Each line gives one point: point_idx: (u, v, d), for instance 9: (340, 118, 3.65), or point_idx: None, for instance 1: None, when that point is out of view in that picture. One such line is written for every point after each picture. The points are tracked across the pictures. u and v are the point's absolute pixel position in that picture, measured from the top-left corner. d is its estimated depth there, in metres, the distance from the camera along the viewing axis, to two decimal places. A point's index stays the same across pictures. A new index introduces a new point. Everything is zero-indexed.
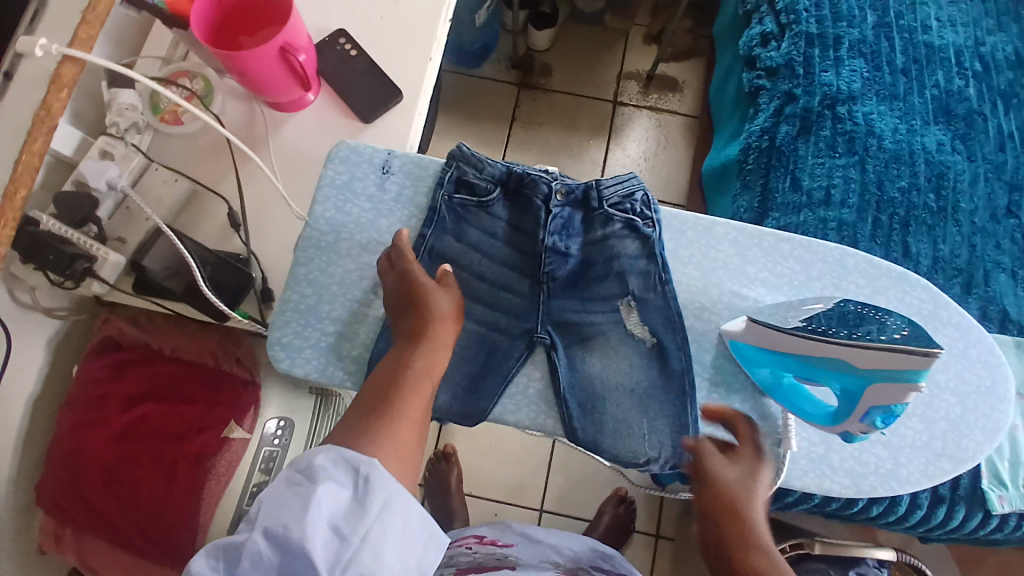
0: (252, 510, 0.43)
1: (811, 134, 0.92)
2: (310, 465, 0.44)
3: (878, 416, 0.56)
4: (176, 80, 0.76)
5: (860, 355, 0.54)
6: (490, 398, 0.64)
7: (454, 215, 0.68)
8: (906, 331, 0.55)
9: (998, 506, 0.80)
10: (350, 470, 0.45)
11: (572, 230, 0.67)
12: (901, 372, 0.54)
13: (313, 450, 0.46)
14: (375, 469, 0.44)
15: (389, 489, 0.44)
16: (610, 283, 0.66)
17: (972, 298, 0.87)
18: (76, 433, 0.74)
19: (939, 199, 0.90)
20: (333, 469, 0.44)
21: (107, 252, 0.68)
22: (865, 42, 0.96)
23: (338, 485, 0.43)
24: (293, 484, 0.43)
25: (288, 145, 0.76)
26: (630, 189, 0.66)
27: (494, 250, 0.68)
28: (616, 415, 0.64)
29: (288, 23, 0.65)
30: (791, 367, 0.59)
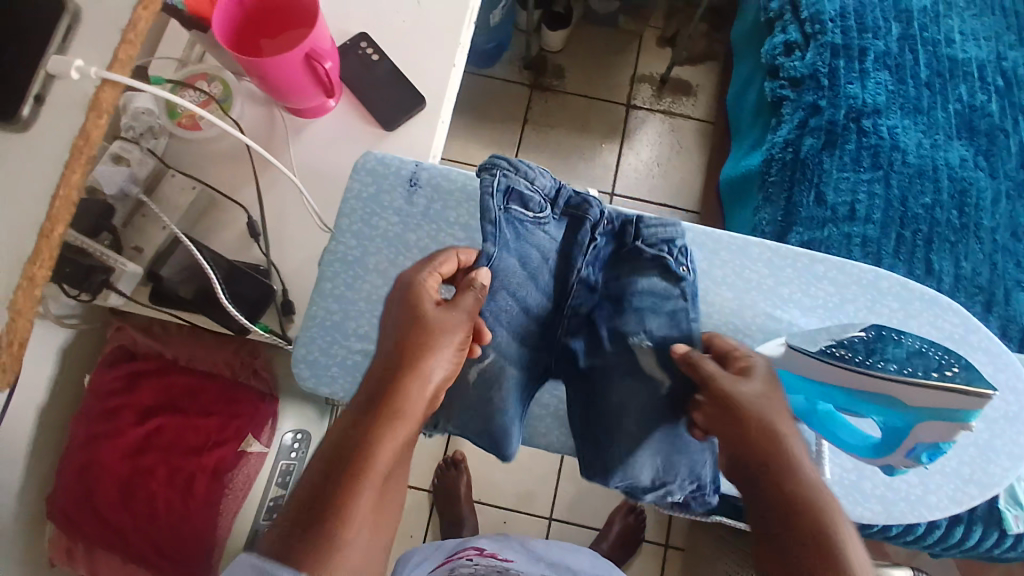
0: None
1: (837, 148, 0.91)
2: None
3: (924, 452, 0.57)
4: (193, 84, 0.74)
5: (910, 392, 0.54)
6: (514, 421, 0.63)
7: (512, 230, 0.64)
8: (957, 368, 0.54)
9: (1015, 525, 0.80)
10: None
11: (600, 261, 0.68)
12: (951, 411, 0.53)
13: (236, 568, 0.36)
14: None
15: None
16: (631, 320, 0.65)
17: (992, 317, 0.87)
18: (90, 445, 0.74)
19: (961, 216, 0.89)
20: None
21: (125, 263, 0.67)
22: (889, 54, 0.95)
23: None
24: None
25: (309, 152, 0.74)
26: (673, 234, 0.65)
27: (538, 273, 0.66)
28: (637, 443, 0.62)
29: (313, 30, 0.63)
30: (834, 397, 0.59)
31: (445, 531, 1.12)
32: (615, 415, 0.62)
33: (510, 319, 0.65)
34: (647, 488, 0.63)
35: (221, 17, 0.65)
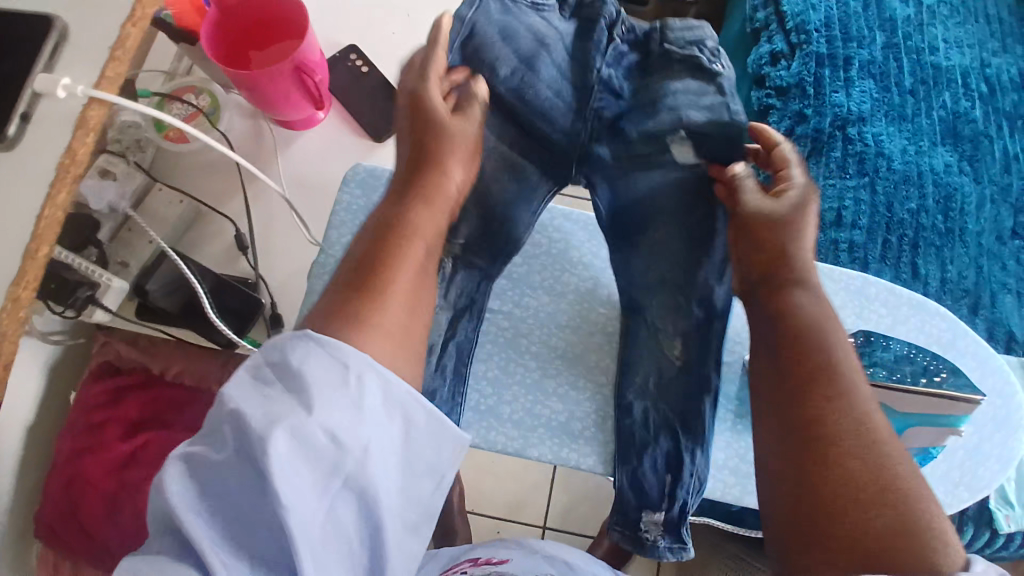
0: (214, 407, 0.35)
1: (822, 156, 0.92)
2: (287, 366, 0.35)
3: None
4: (182, 96, 0.73)
5: (913, 399, 0.61)
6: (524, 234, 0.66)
7: (503, 6, 0.59)
8: (944, 374, 0.65)
9: (1006, 526, 0.81)
10: (334, 363, 0.35)
11: (623, 63, 0.62)
12: (946, 417, 0.62)
13: (290, 340, 0.36)
14: (367, 368, 0.36)
15: (380, 394, 0.36)
16: (663, 116, 0.60)
17: (979, 320, 0.88)
18: (77, 459, 0.73)
19: (947, 221, 0.90)
20: (314, 365, 0.35)
21: (110, 278, 0.66)
22: (874, 62, 0.96)
23: (326, 393, 0.34)
24: (266, 385, 0.35)
25: (299, 164, 0.74)
26: (698, 35, 0.62)
27: (546, 67, 0.60)
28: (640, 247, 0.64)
29: (303, 43, 0.63)
30: None
31: (437, 541, 1.11)
32: (640, 208, 0.64)
33: (556, 102, 0.61)
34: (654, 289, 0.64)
35: (207, 32, 0.65)
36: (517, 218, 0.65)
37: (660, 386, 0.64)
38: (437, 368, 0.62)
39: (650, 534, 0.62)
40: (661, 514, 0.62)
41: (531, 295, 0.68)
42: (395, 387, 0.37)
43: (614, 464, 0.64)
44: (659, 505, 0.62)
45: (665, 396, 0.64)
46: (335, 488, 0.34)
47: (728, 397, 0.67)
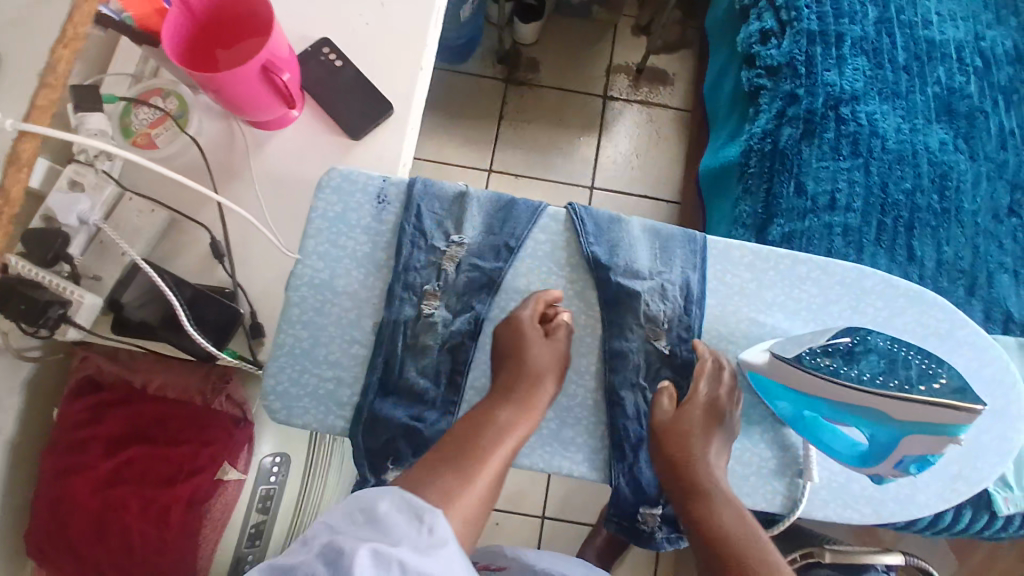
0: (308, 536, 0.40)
1: (815, 138, 0.89)
2: (374, 511, 0.41)
3: (913, 464, 0.55)
4: (148, 100, 0.70)
5: (895, 407, 0.53)
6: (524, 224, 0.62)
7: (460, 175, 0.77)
8: (944, 378, 0.54)
9: (1004, 508, 0.81)
10: (414, 516, 0.41)
11: None
12: (941, 425, 0.52)
13: (379, 490, 0.43)
14: (439, 522, 0.41)
15: (446, 554, 0.40)
16: None
17: (976, 302, 0.86)
18: (60, 480, 0.70)
19: (942, 201, 0.88)
20: (397, 514, 0.41)
21: (82, 295, 0.64)
22: (866, 39, 0.93)
23: (404, 536, 0.40)
24: (354, 522, 0.41)
25: (271, 164, 0.70)
26: None
27: None
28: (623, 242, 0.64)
29: (269, 39, 0.60)
30: (816, 407, 0.58)
31: None
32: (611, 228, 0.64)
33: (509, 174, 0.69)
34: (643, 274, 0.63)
35: (172, 32, 0.62)
36: (515, 214, 0.63)
37: (650, 377, 0.62)
38: (427, 373, 0.59)
39: (647, 525, 0.61)
40: (659, 509, 0.61)
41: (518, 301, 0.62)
42: (454, 550, 0.41)
43: (608, 467, 0.61)
44: (657, 500, 0.61)
45: (654, 387, 0.62)
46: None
47: None
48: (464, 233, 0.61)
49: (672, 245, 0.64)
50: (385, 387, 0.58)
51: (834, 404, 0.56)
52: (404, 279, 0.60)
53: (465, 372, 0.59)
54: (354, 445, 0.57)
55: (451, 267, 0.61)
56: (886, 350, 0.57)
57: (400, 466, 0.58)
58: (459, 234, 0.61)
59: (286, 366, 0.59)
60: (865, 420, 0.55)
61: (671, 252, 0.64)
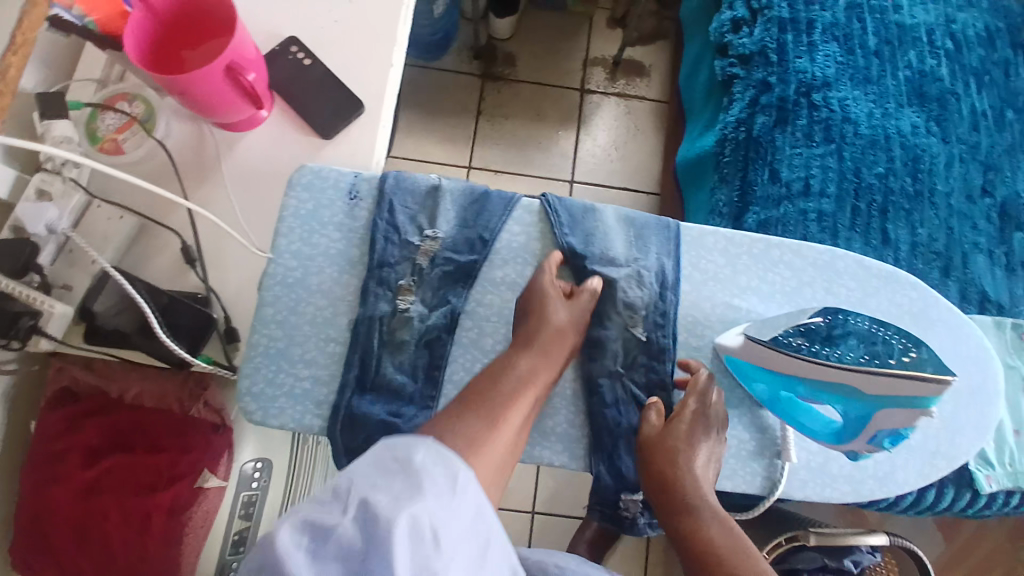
0: (338, 480, 0.39)
1: (788, 124, 0.90)
2: (408, 463, 0.40)
3: (886, 437, 0.57)
4: (114, 105, 0.69)
5: (869, 382, 0.55)
6: (499, 217, 0.62)
7: None
8: (914, 352, 0.56)
9: (986, 485, 0.82)
10: (447, 475, 0.41)
11: None
12: (912, 399, 0.54)
13: (411, 441, 0.42)
14: (470, 483, 0.42)
15: (473, 511, 0.41)
16: None
17: (951, 282, 0.87)
18: (39, 492, 0.69)
19: (916, 183, 0.89)
20: (432, 470, 0.40)
21: (53, 305, 0.63)
22: (837, 25, 0.94)
23: (438, 491, 0.39)
24: (386, 473, 0.40)
25: (242, 164, 0.70)
26: None
27: None
28: (599, 232, 0.64)
29: (234, 39, 0.60)
30: (792, 388, 0.58)
31: None
32: (587, 220, 0.64)
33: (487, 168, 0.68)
34: (618, 263, 0.63)
35: (135, 34, 0.61)
36: (489, 207, 0.63)
37: (627, 364, 0.62)
38: (403, 369, 0.58)
39: (630, 512, 0.62)
40: (641, 495, 0.61)
41: (494, 293, 0.61)
42: (482, 515, 0.41)
43: (590, 456, 0.61)
44: (638, 487, 0.61)
45: (633, 375, 0.62)
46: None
47: None
48: (438, 228, 0.61)
49: (651, 235, 0.64)
50: (363, 384, 0.58)
51: (811, 383, 0.57)
52: (378, 275, 0.59)
53: (443, 367, 0.59)
54: (332, 444, 0.57)
55: (426, 262, 0.60)
56: (862, 330, 0.58)
57: None
58: (434, 228, 0.61)
59: (261, 366, 0.58)
60: (842, 397, 0.57)
61: (647, 241, 0.64)
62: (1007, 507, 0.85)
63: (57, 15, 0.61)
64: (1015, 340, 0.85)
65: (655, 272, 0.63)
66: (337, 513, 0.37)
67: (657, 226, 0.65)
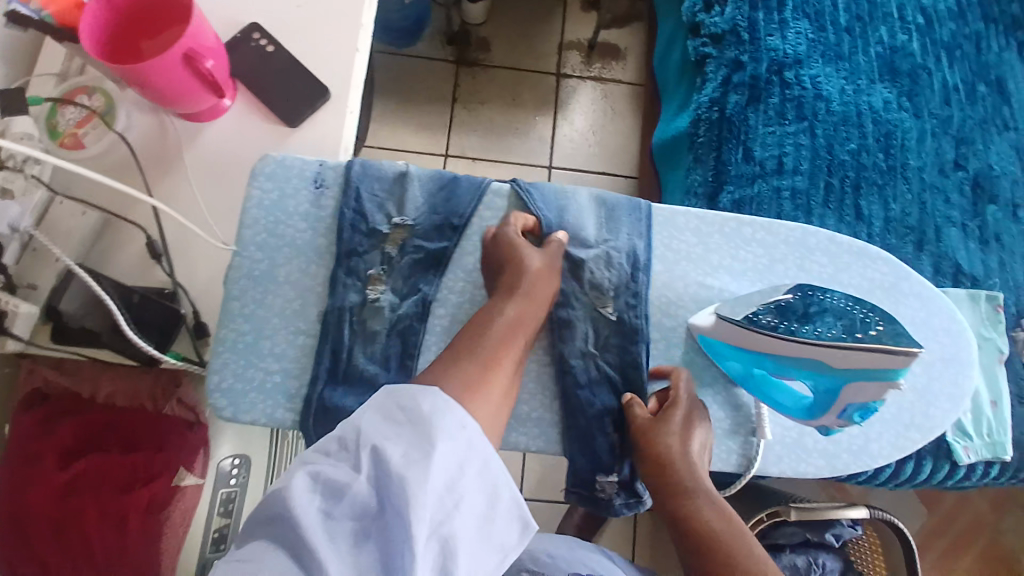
0: (351, 430, 0.40)
1: (761, 103, 0.89)
2: (416, 414, 0.41)
3: (856, 412, 0.57)
4: (73, 99, 0.68)
5: (837, 356, 0.54)
6: (470, 202, 0.62)
7: None
8: (882, 326, 0.55)
9: (964, 457, 0.83)
10: (454, 425, 0.41)
11: None
12: (880, 371, 0.54)
13: (417, 391, 0.41)
14: (476, 432, 0.42)
15: (484, 454, 0.41)
16: None
17: (925, 256, 0.88)
18: (10, 496, 0.67)
19: (888, 158, 0.90)
20: (439, 421, 0.41)
21: (19, 304, 0.61)
22: (808, 2, 0.94)
23: (447, 440, 0.40)
24: (395, 424, 0.40)
25: (206, 156, 0.69)
26: None
27: None
28: (571, 214, 0.63)
29: (189, 26, 0.58)
30: (764, 365, 0.58)
31: None
32: (560, 202, 0.64)
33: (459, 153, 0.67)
34: (589, 245, 0.63)
35: (88, 24, 0.59)
36: (459, 192, 0.62)
37: (602, 347, 0.62)
38: (375, 358, 0.58)
39: (605, 493, 0.61)
40: (615, 476, 0.61)
41: (466, 279, 0.60)
42: (491, 464, 0.42)
43: (568, 439, 0.61)
44: (612, 467, 0.61)
45: (607, 356, 0.62)
46: (433, 542, 0.38)
47: (673, 362, 0.63)
48: (406, 214, 0.60)
49: (622, 218, 0.64)
50: (335, 375, 0.57)
51: (778, 359, 0.57)
52: (347, 265, 0.58)
53: (416, 355, 0.58)
54: (305, 437, 0.56)
55: (395, 250, 0.60)
56: (832, 305, 0.57)
57: None
58: (402, 215, 0.60)
59: (230, 361, 0.57)
60: (810, 372, 0.56)
61: (619, 224, 0.64)
62: (986, 478, 0.86)
63: (15, 8, 0.61)
64: (991, 312, 0.85)
65: (625, 254, 0.63)
66: (350, 471, 0.38)
67: (630, 209, 0.64)
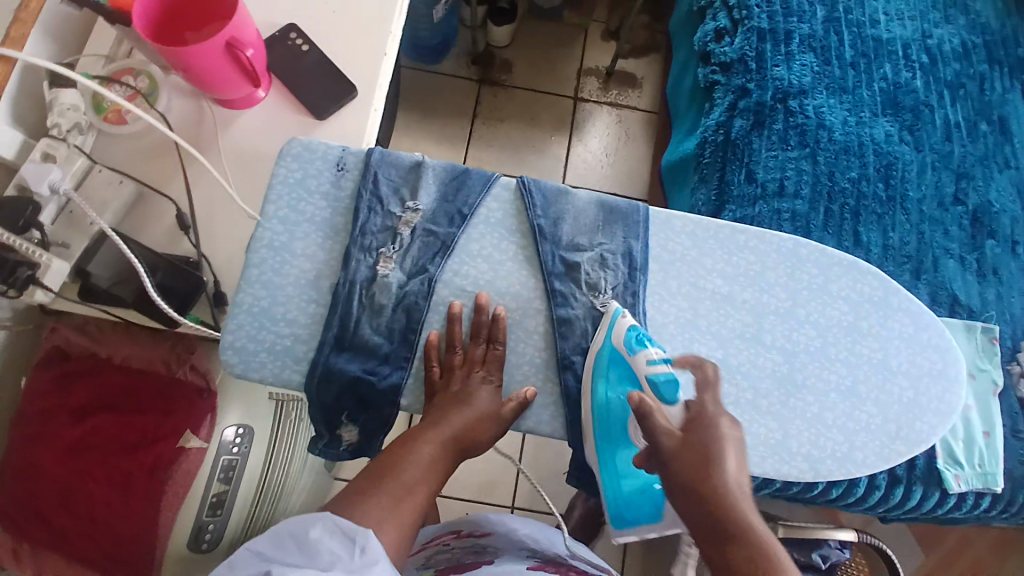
0: (237, 562, 0.45)
1: (765, 128, 0.94)
2: (305, 538, 0.46)
3: (631, 345, 0.60)
4: (120, 79, 0.74)
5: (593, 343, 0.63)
6: (477, 194, 0.66)
7: None
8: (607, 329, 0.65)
9: (955, 485, 0.83)
10: (346, 541, 0.46)
11: None
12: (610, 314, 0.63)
13: (308, 518, 0.47)
14: (370, 540, 0.47)
15: (377, 571, 0.45)
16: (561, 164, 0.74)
17: (922, 284, 0.90)
18: (29, 447, 0.72)
19: (888, 188, 0.93)
20: (329, 540, 0.46)
21: (51, 259, 0.65)
22: (815, 36, 0.98)
23: (337, 559, 0.45)
24: (283, 551, 0.45)
25: (238, 142, 0.74)
26: None
27: None
28: (571, 222, 0.67)
29: (234, 18, 0.64)
30: (606, 429, 0.61)
31: None
32: (556, 210, 0.66)
33: None
34: (584, 251, 0.66)
35: (140, 10, 0.64)
36: (469, 183, 0.66)
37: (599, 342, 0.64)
38: (381, 330, 0.62)
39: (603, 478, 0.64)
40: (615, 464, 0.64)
41: (470, 264, 0.64)
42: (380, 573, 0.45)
43: (563, 424, 0.63)
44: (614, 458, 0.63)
45: None
46: None
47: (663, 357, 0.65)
48: (419, 200, 0.64)
49: (621, 227, 0.67)
50: (341, 343, 0.61)
51: (602, 436, 0.61)
52: (361, 242, 0.62)
53: (419, 331, 0.62)
54: (309, 401, 0.60)
55: (407, 232, 0.63)
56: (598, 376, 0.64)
57: (353, 421, 0.61)
58: (415, 201, 0.64)
59: (244, 323, 0.61)
60: (609, 400, 0.62)
61: (616, 232, 0.67)
62: (977, 510, 0.85)
63: None
64: (986, 343, 0.87)
65: (620, 261, 0.66)
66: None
67: (629, 219, 0.67)
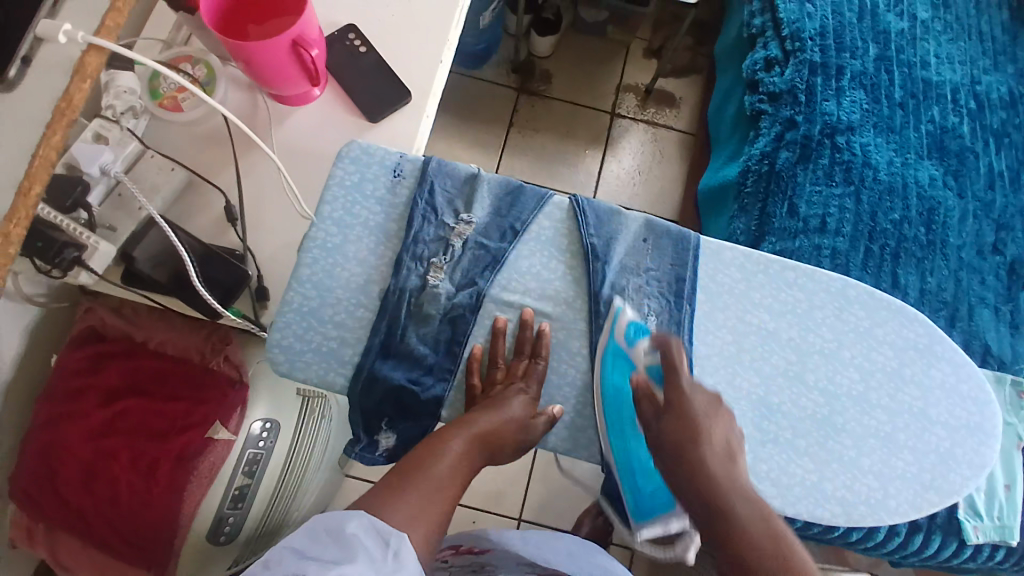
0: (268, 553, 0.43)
1: (810, 162, 0.94)
2: (341, 531, 0.44)
3: (630, 335, 0.62)
4: (178, 66, 0.73)
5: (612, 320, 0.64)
6: (533, 208, 0.66)
7: None
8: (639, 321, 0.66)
9: (973, 535, 0.82)
10: (381, 541, 0.45)
11: None
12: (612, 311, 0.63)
13: (343, 514, 0.46)
14: (403, 543, 0.46)
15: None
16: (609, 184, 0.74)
17: (955, 331, 0.90)
18: (56, 426, 0.72)
19: (929, 233, 0.92)
20: (365, 537, 0.45)
21: (98, 242, 0.65)
22: (866, 74, 0.98)
23: (371, 554, 0.43)
24: (318, 543, 0.44)
25: (290, 138, 0.74)
26: None
27: None
28: (621, 249, 0.67)
29: (302, 17, 0.63)
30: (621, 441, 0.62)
31: None
32: (604, 229, 0.66)
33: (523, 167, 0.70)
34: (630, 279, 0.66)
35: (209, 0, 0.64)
36: (523, 200, 0.67)
37: None
38: (427, 338, 0.62)
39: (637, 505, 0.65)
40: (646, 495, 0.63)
41: (519, 280, 0.64)
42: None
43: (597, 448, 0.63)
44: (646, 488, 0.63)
45: None
46: None
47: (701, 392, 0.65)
48: (473, 213, 0.65)
49: (668, 256, 0.67)
50: (386, 350, 0.61)
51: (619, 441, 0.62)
52: (413, 250, 0.63)
53: (464, 344, 0.62)
54: (351, 403, 0.61)
55: (459, 243, 0.64)
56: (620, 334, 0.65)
57: (392, 429, 0.62)
58: (469, 213, 0.65)
59: (292, 322, 0.62)
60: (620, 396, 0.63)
61: (664, 261, 0.67)
62: (991, 561, 0.84)
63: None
64: (1014, 397, 0.87)
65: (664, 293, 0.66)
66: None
67: (679, 250, 0.67)
